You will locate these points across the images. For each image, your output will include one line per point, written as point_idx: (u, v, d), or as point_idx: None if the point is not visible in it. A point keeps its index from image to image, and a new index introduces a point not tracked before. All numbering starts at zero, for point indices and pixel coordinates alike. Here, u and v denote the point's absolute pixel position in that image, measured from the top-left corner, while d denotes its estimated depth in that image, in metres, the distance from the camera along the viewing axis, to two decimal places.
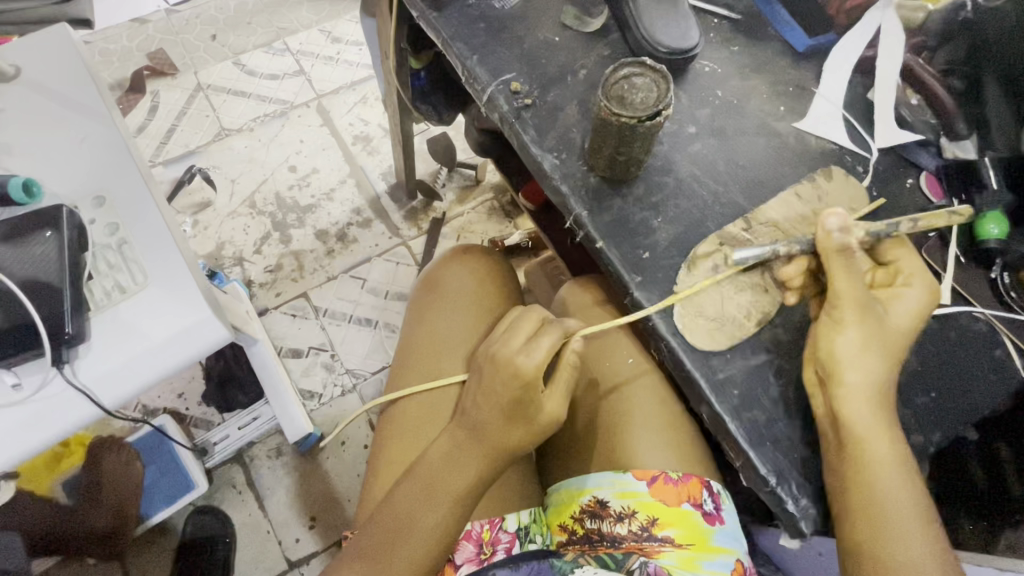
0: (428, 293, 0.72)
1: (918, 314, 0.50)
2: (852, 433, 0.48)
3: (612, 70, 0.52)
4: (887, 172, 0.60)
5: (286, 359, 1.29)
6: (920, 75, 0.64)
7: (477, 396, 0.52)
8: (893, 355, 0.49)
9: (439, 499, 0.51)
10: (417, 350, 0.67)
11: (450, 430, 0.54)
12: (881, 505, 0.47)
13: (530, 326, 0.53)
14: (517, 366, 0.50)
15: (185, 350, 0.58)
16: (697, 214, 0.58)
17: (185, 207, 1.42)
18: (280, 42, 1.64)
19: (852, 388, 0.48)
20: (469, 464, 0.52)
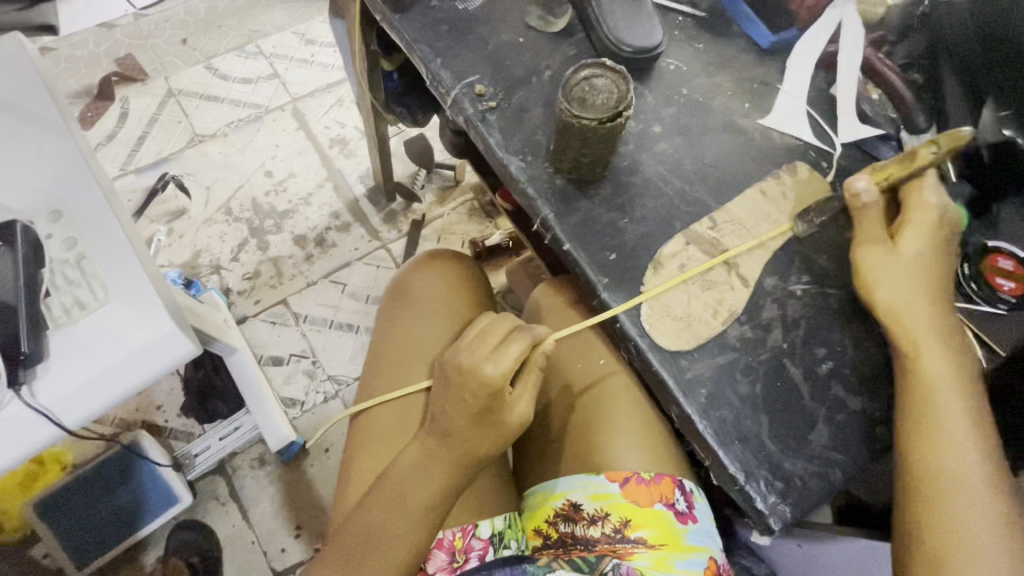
0: (397, 300, 0.71)
1: (931, 233, 0.53)
2: (910, 341, 0.51)
3: (573, 72, 0.52)
4: (850, 168, 0.60)
5: (266, 367, 1.27)
6: (878, 69, 0.64)
7: (445, 403, 0.52)
8: (925, 281, 0.52)
9: (408, 509, 0.51)
10: (387, 357, 0.66)
11: (420, 439, 0.53)
12: (944, 421, 0.49)
13: (499, 332, 0.53)
14: (485, 371, 0.49)
15: (149, 366, 0.56)
16: (664, 213, 0.58)
17: (159, 215, 1.39)
18: (252, 45, 1.62)
19: (898, 305, 0.51)
20: (439, 471, 0.51)
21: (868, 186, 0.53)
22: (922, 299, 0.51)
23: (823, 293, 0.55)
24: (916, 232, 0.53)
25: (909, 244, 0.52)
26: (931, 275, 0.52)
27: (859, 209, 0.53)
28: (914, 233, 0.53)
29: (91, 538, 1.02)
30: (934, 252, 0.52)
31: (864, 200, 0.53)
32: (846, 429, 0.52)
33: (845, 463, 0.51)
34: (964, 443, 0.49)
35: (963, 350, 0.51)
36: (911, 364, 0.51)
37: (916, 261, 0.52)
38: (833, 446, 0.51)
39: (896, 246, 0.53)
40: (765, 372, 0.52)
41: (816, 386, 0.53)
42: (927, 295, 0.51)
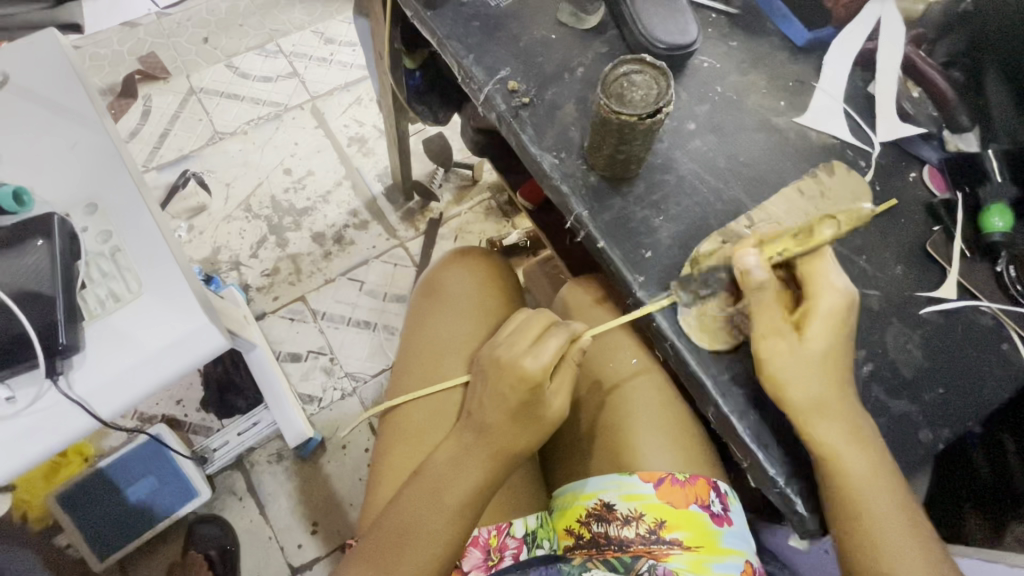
0: (428, 297, 0.70)
1: (835, 325, 0.49)
2: (828, 449, 0.47)
3: (612, 67, 0.51)
4: (889, 166, 0.60)
5: (285, 364, 1.28)
6: (920, 67, 0.63)
7: (482, 398, 0.52)
8: (835, 371, 0.48)
9: (443, 506, 0.50)
10: (418, 355, 0.66)
11: (455, 435, 0.53)
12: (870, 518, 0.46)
13: (537, 328, 0.53)
14: (525, 366, 0.49)
15: (182, 358, 0.57)
16: (699, 211, 0.57)
17: (179, 212, 1.41)
18: (273, 43, 1.63)
19: (815, 403, 0.47)
20: (475, 467, 0.51)
21: (757, 264, 0.51)
22: (825, 385, 0.48)
23: (862, 294, 0.54)
24: (820, 325, 0.49)
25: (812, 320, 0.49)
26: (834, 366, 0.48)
27: (750, 290, 0.50)
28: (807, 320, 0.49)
29: (112, 528, 1.03)
30: (842, 345, 0.49)
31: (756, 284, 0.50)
32: (888, 434, 0.49)
33: (887, 468, 0.49)
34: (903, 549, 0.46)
35: (871, 439, 0.47)
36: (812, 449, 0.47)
37: (823, 349, 0.48)
38: None
39: (803, 337, 0.49)
40: None
41: (856, 388, 0.51)
42: (841, 390, 0.48)
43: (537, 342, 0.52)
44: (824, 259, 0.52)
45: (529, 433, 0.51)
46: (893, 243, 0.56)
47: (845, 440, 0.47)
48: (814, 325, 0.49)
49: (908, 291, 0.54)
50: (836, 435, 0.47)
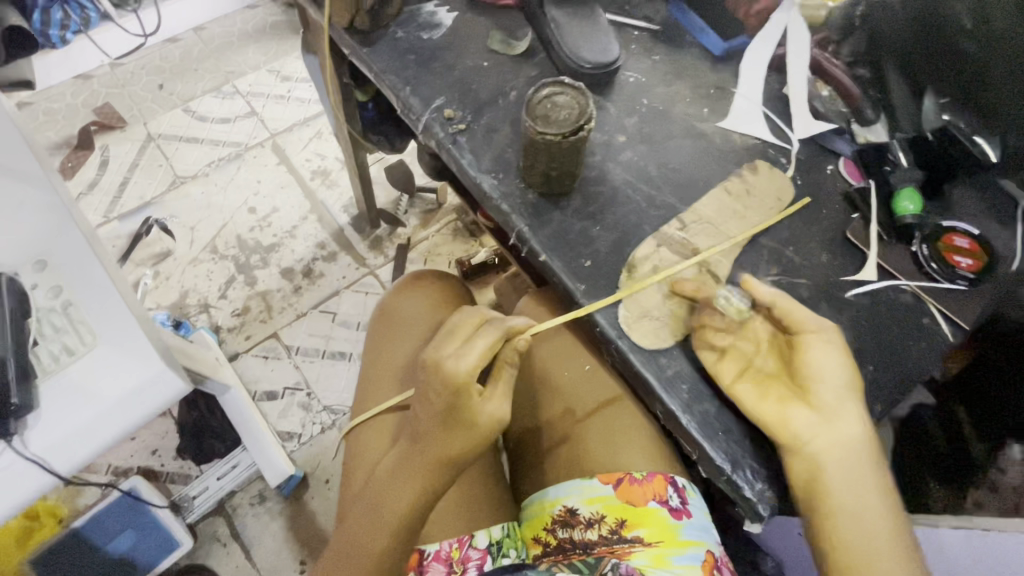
0: (382, 321, 0.72)
1: (828, 346, 0.50)
2: (808, 471, 0.48)
3: (535, 92, 0.54)
4: (808, 162, 0.63)
5: (261, 403, 1.27)
6: (826, 68, 0.67)
7: (416, 406, 0.53)
8: (841, 393, 0.49)
9: (384, 517, 0.52)
10: (372, 377, 0.68)
11: (396, 446, 0.54)
12: (856, 531, 0.47)
13: (465, 326, 0.54)
14: (448, 368, 0.50)
15: (143, 404, 0.57)
16: (635, 219, 0.60)
17: (143, 259, 1.40)
18: (229, 85, 1.65)
19: (829, 411, 0.48)
20: (413, 477, 0.52)
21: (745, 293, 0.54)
22: (825, 424, 0.48)
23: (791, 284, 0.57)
24: (810, 348, 0.50)
25: (817, 375, 0.49)
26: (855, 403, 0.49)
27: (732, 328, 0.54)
28: (824, 371, 0.49)
29: None
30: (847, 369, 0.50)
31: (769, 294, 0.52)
32: None
33: None
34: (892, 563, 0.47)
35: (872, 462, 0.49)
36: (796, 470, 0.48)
37: (842, 386, 0.49)
38: None
39: (801, 346, 0.51)
40: None
41: None
42: (838, 409, 0.49)
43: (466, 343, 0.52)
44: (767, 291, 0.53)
45: (463, 438, 0.51)
46: (817, 233, 0.59)
47: (832, 459, 0.48)
48: (805, 346, 0.50)
49: (834, 277, 0.57)
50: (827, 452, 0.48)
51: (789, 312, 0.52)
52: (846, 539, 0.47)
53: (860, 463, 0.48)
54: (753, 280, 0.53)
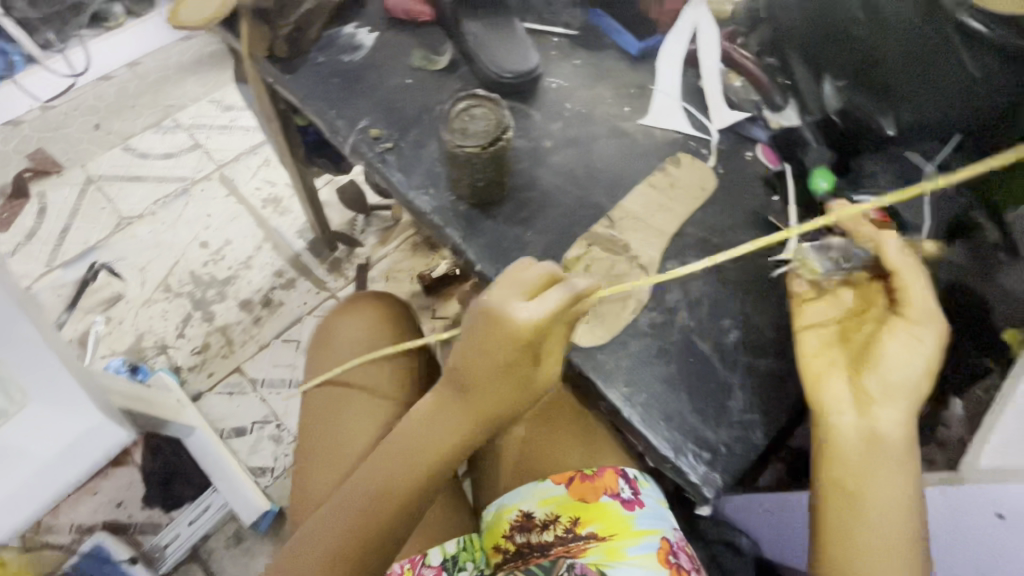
0: (320, 349, 0.72)
1: (915, 329, 0.48)
2: (819, 407, 0.50)
3: (451, 106, 0.55)
4: (728, 150, 0.66)
5: (230, 441, 1.23)
6: (735, 59, 0.71)
7: (469, 356, 0.50)
8: (920, 375, 0.48)
9: (416, 462, 0.52)
10: (326, 398, 0.68)
11: (435, 394, 0.54)
12: (852, 479, 0.48)
13: (530, 285, 0.50)
14: (517, 319, 0.47)
15: (82, 455, 0.61)
16: (566, 221, 0.61)
17: (93, 305, 1.35)
18: (169, 120, 1.61)
19: (887, 391, 0.48)
20: (455, 422, 0.52)
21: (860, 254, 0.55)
22: (862, 392, 0.49)
23: (719, 269, 0.59)
24: (901, 323, 0.49)
25: (882, 358, 0.48)
26: (917, 387, 0.48)
27: (828, 287, 0.55)
28: (907, 350, 0.48)
29: None
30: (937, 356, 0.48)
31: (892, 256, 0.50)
32: (760, 391, 0.54)
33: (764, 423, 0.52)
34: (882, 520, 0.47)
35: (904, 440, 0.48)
36: (818, 417, 0.50)
37: (910, 377, 0.48)
38: (753, 408, 0.53)
39: (902, 317, 0.49)
40: (679, 352, 0.55)
41: (726, 355, 0.55)
42: (902, 382, 0.48)
43: (533, 297, 0.49)
44: (914, 271, 0.50)
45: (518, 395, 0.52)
46: (741, 219, 0.62)
47: (850, 410, 0.49)
48: (898, 321, 0.49)
49: (760, 259, 0.59)
50: (848, 408, 0.49)
51: (903, 285, 0.49)
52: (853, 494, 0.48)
53: (903, 436, 0.48)
54: (885, 243, 0.51)
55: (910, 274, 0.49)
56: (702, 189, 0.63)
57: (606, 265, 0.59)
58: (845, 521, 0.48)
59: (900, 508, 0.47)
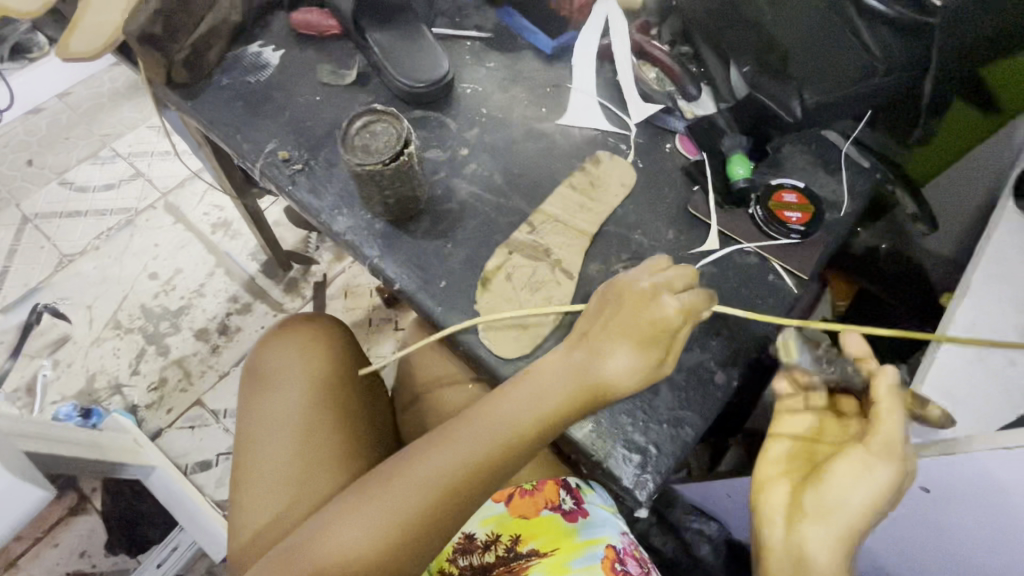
0: (256, 381, 0.64)
1: (879, 453, 0.42)
2: (764, 513, 0.46)
3: (349, 123, 0.53)
4: (647, 144, 0.65)
5: (195, 475, 1.16)
6: (648, 50, 0.69)
7: (613, 328, 0.48)
8: (877, 503, 0.42)
9: (509, 429, 0.46)
10: (293, 421, 0.60)
11: (555, 357, 0.49)
12: None
13: (663, 287, 0.48)
14: (669, 305, 0.46)
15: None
16: (485, 231, 0.60)
17: (41, 348, 1.26)
18: (107, 149, 1.52)
19: (824, 511, 0.43)
20: (567, 392, 0.47)
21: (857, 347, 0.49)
22: (824, 507, 0.43)
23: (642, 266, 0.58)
24: (865, 448, 0.43)
25: (833, 482, 0.43)
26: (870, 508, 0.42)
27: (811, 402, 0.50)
28: (860, 481, 0.42)
29: None
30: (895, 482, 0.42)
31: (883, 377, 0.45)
32: (688, 386, 0.53)
33: (692, 419, 0.51)
34: None
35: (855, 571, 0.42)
36: (759, 525, 0.47)
37: (856, 510, 0.42)
38: (681, 404, 0.52)
39: (868, 440, 0.43)
40: None
41: None
42: (855, 509, 0.42)
43: (648, 293, 0.48)
44: (888, 380, 0.45)
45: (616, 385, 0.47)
46: (662, 212, 0.61)
47: (808, 525, 0.43)
48: (864, 445, 0.43)
49: (681, 252, 0.59)
50: (800, 520, 0.44)
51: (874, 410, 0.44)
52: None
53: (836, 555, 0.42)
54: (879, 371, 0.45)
55: (885, 398, 0.44)
56: (623, 185, 0.62)
57: (524, 269, 0.57)
58: None
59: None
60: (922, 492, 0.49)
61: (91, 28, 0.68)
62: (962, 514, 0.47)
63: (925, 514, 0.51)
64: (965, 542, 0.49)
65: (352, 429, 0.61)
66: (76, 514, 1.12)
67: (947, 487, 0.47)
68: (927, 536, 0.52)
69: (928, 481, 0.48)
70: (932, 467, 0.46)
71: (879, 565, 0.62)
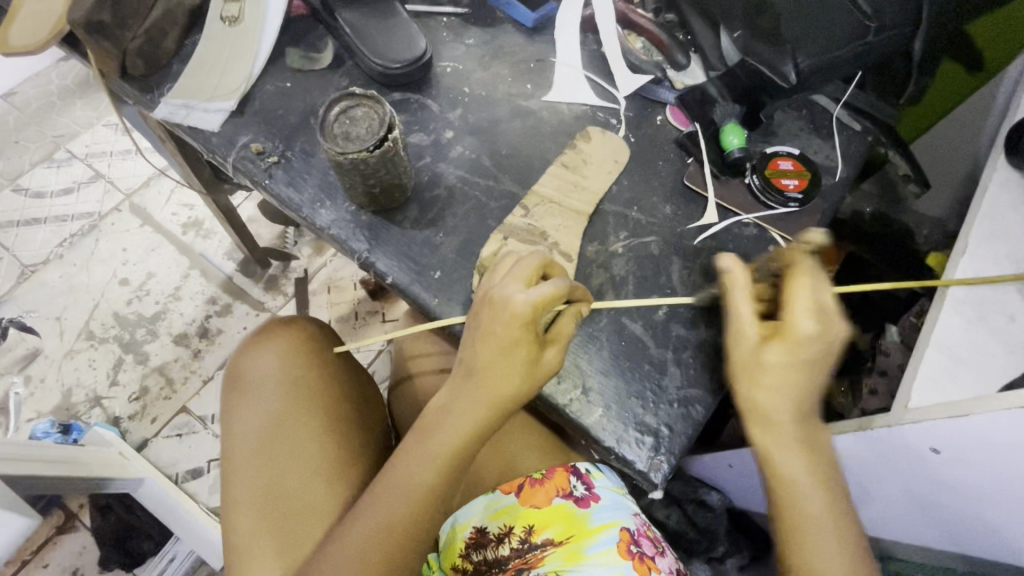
0: (234, 388, 0.61)
1: (751, 352, 0.43)
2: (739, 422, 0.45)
3: (327, 109, 0.50)
4: (637, 117, 0.63)
5: (186, 484, 1.12)
6: (632, 19, 0.67)
7: (478, 343, 0.45)
8: (792, 386, 0.42)
9: (434, 460, 0.45)
10: (245, 449, 0.57)
11: (447, 386, 0.47)
12: (790, 500, 0.42)
13: (522, 272, 0.46)
14: (516, 304, 0.43)
15: None
16: (477, 216, 0.57)
17: (10, 365, 1.20)
18: (62, 151, 1.43)
19: (759, 413, 0.43)
20: (470, 414, 0.45)
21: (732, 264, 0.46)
22: (758, 405, 0.43)
23: (641, 243, 0.57)
24: (782, 346, 0.42)
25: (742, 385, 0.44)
26: (794, 390, 0.42)
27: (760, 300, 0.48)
28: (753, 375, 0.43)
29: None
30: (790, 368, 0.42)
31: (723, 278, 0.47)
32: (696, 363, 0.52)
33: (702, 396, 0.51)
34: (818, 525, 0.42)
35: (814, 445, 0.43)
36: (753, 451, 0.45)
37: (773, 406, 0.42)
38: (690, 383, 0.51)
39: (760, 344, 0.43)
40: (608, 338, 0.52)
41: (658, 333, 0.53)
42: (784, 395, 0.42)
43: (521, 285, 0.45)
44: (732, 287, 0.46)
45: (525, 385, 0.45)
46: (657, 187, 0.59)
47: (775, 438, 0.43)
48: (778, 344, 0.42)
49: (680, 227, 0.58)
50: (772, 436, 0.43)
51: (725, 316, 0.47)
52: (780, 507, 0.43)
53: (796, 447, 0.42)
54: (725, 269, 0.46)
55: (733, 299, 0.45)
56: (616, 162, 0.60)
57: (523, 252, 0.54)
58: (786, 538, 0.43)
59: (828, 511, 0.42)
60: (933, 453, 0.49)
61: (31, 19, 0.63)
62: (973, 472, 0.47)
63: (933, 473, 0.51)
64: (974, 497, 0.49)
65: (342, 434, 0.58)
66: (66, 533, 1.08)
67: (959, 447, 0.46)
68: (933, 492, 0.53)
69: (940, 443, 0.47)
70: (946, 431, 0.46)
71: (880, 518, 0.64)
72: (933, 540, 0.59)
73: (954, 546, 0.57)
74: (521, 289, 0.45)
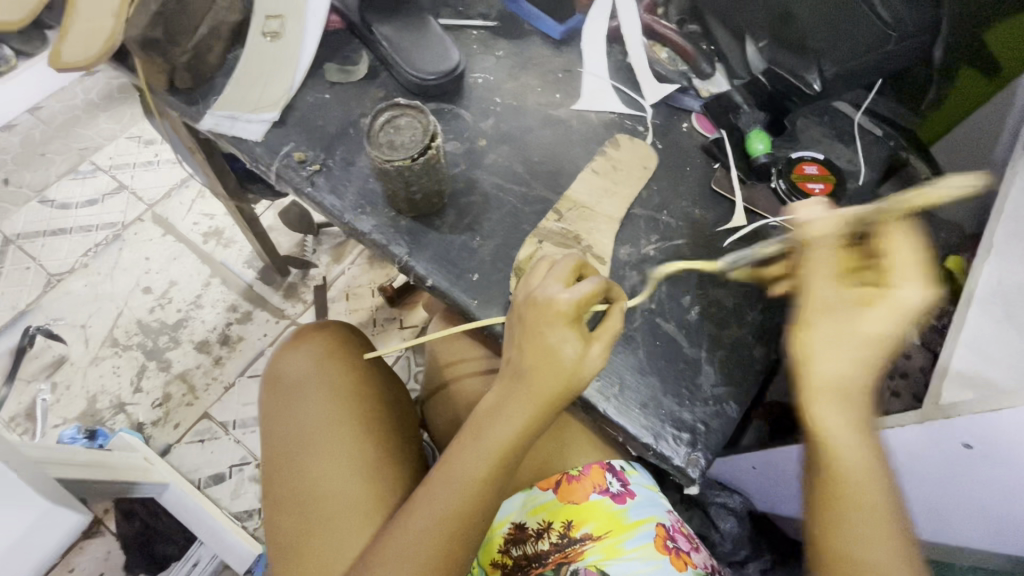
0: (272, 390, 0.63)
1: (841, 316, 0.44)
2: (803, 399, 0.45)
3: (372, 120, 0.52)
4: (664, 124, 0.65)
5: (209, 489, 1.13)
6: (657, 30, 0.70)
7: (525, 341, 0.47)
8: (871, 359, 0.44)
9: (486, 455, 0.47)
10: (289, 449, 0.58)
11: (495, 383, 0.49)
12: (849, 483, 0.43)
13: (563, 272, 0.48)
14: (564, 303, 0.45)
15: (35, 547, 0.60)
16: (511, 221, 0.59)
17: (37, 373, 1.22)
18: (87, 163, 1.47)
19: (829, 388, 0.44)
20: (521, 410, 0.47)
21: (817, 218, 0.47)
22: (847, 374, 0.43)
23: (671, 246, 0.58)
24: (878, 312, 0.43)
25: (829, 351, 0.44)
26: (869, 357, 0.44)
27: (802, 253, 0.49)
28: (835, 343, 0.44)
29: None
30: (892, 339, 0.43)
31: (815, 235, 0.47)
32: (728, 362, 0.53)
33: (737, 394, 0.52)
34: (880, 513, 0.43)
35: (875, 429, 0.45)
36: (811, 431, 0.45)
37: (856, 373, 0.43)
38: (724, 382, 0.52)
39: (863, 310, 0.44)
40: (643, 337, 0.54)
41: (691, 332, 0.54)
42: (867, 370, 0.43)
43: (568, 286, 0.47)
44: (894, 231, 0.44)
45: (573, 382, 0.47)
46: (685, 191, 0.61)
47: (848, 417, 0.44)
48: (874, 310, 0.43)
49: (708, 230, 0.59)
50: (840, 416, 0.44)
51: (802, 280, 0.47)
52: (830, 495, 0.44)
53: (857, 422, 0.44)
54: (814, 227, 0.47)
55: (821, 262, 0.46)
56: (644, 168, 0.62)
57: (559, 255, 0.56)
58: (842, 522, 0.43)
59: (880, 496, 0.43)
60: (966, 448, 0.50)
61: (81, 35, 0.65)
62: (1005, 467, 0.48)
63: (965, 468, 0.52)
64: (1005, 492, 0.50)
65: (381, 434, 0.60)
66: (91, 537, 1.10)
67: (992, 443, 0.47)
68: (964, 487, 0.54)
69: (972, 438, 0.48)
70: (979, 426, 0.47)
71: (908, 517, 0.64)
72: (966, 538, 0.60)
73: (978, 542, 0.59)
74: (563, 289, 0.46)
